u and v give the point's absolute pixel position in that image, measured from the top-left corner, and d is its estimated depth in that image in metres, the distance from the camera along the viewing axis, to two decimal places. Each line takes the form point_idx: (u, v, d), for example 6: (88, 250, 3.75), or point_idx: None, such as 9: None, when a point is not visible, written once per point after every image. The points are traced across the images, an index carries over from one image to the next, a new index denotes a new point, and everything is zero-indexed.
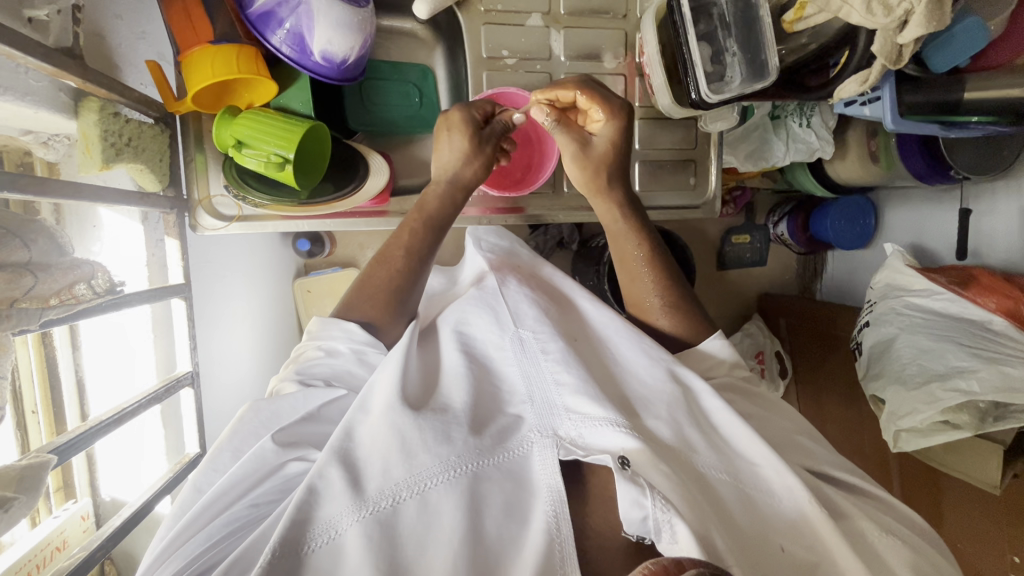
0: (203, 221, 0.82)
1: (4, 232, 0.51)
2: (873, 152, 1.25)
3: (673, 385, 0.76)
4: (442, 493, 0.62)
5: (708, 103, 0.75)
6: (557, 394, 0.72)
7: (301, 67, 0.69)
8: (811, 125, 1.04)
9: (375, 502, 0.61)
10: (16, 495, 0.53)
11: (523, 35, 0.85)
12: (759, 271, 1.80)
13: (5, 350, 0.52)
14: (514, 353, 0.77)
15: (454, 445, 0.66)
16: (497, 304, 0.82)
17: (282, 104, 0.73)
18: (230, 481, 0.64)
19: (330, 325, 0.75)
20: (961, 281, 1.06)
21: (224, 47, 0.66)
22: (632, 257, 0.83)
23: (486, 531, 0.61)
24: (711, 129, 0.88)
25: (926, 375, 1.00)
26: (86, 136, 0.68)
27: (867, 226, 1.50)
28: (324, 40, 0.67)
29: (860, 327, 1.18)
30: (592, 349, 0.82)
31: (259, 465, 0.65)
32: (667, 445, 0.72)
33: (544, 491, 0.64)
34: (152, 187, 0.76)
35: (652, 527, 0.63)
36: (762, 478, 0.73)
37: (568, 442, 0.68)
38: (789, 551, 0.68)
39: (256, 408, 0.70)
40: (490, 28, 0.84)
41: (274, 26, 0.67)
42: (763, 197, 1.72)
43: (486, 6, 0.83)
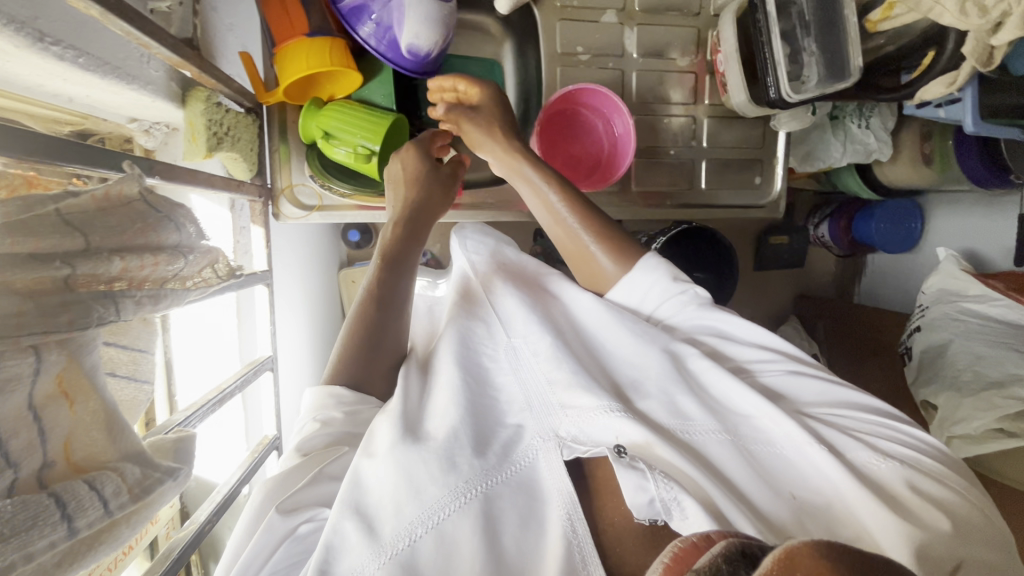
0: (285, 210, 0.84)
1: (157, 215, 0.49)
2: (927, 154, 1.25)
3: (660, 358, 0.76)
4: (457, 521, 0.63)
5: (787, 102, 0.75)
6: (552, 395, 0.74)
7: (384, 60, 0.71)
8: (870, 126, 1.03)
9: (392, 546, 0.61)
10: (176, 464, 0.50)
11: (597, 31, 0.85)
12: (797, 273, 1.78)
13: (151, 326, 0.52)
14: (509, 363, 0.80)
15: (461, 471, 0.66)
16: (490, 316, 0.85)
17: (363, 95, 0.78)
18: (250, 557, 0.62)
19: (316, 398, 0.74)
20: (1019, 285, 1.03)
21: (318, 41, 0.69)
22: (560, 218, 0.84)
23: (505, 546, 0.62)
24: (783, 126, 0.89)
25: (981, 382, 0.99)
26: (192, 124, 0.72)
27: (913, 229, 1.49)
28: (410, 34, 0.68)
29: (910, 332, 1.17)
30: (580, 342, 0.82)
31: (271, 533, 0.63)
32: (664, 426, 0.70)
33: (557, 497, 0.65)
34: (241, 175, 0.79)
35: (660, 508, 0.62)
36: (760, 432, 0.70)
37: (570, 441, 0.69)
38: (801, 498, 0.65)
39: (264, 489, 0.68)
40: (564, 24, 0.84)
41: (364, 18, 0.70)
42: (804, 198, 1.72)
43: (562, 2, 0.83)
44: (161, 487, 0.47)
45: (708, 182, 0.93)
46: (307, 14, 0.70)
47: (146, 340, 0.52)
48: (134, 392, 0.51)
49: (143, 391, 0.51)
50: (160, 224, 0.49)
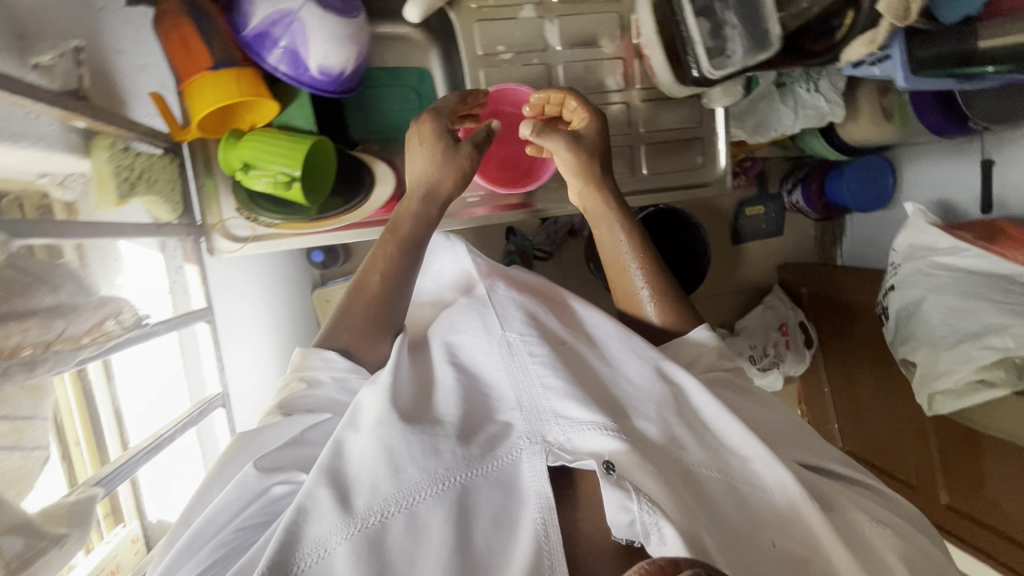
0: (219, 245, 0.82)
1: (27, 279, 0.59)
2: (886, 108, 1.22)
3: (663, 385, 0.76)
4: (429, 510, 0.61)
5: (710, 79, 0.78)
6: (545, 399, 0.70)
7: (297, 83, 0.74)
8: (819, 89, 1.02)
9: (364, 519, 0.60)
10: (69, 530, 0.62)
11: (518, 28, 0.86)
12: (777, 242, 1.77)
13: (42, 393, 0.61)
14: (503, 358, 0.75)
15: (442, 457, 0.64)
16: (486, 309, 0.81)
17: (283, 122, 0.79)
18: (221, 505, 0.64)
19: (312, 357, 0.74)
20: (987, 236, 1.02)
21: (224, 72, 0.70)
22: (617, 250, 0.85)
23: (474, 542, 0.61)
24: (718, 104, 0.89)
25: (956, 335, 0.98)
26: (100, 174, 0.78)
27: (885, 188, 1.47)
28: (319, 55, 0.71)
29: (884, 291, 1.15)
30: (583, 349, 0.80)
31: (243, 489, 0.64)
32: (656, 445, 0.70)
33: (533, 500, 0.63)
34: (164, 217, 0.85)
35: (640, 530, 0.62)
36: (751, 471, 0.72)
37: (557, 447, 0.66)
38: (780, 547, 0.68)
39: (240, 441, 0.70)
40: (483, 25, 0.85)
41: (270, 45, 0.71)
42: (774, 165, 1.69)
43: (478, 4, 0.85)
44: (50, 553, 0.58)
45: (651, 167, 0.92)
46: (207, 45, 0.70)
47: (38, 406, 0.61)
48: (34, 453, 0.61)
49: (37, 453, 0.61)
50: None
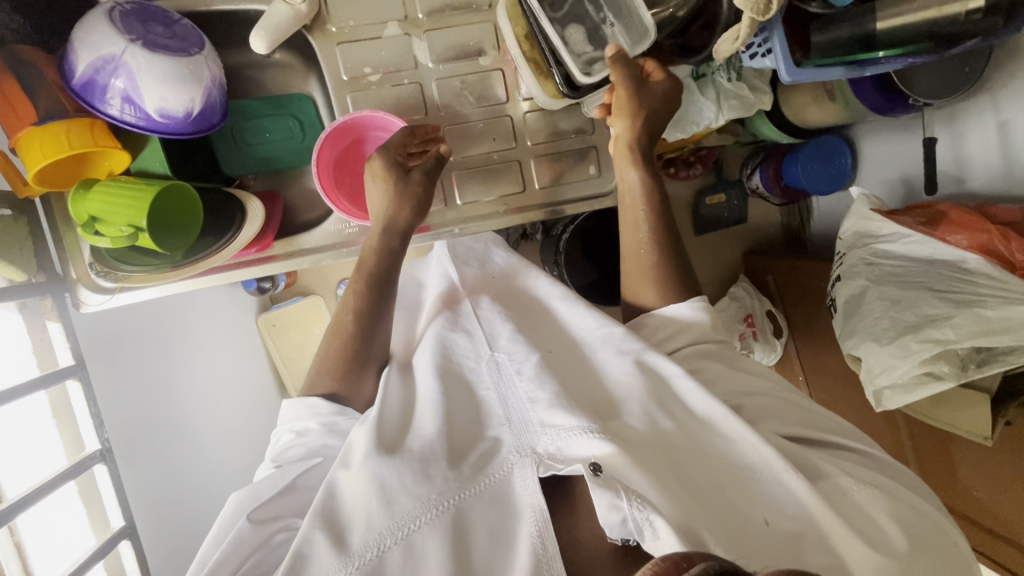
0: (85, 298, 0.82)
1: None
2: (827, 89, 1.16)
3: (643, 377, 0.73)
4: (427, 537, 0.60)
5: (576, 90, 0.77)
6: (531, 410, 0.69)
7: (145, 130, 0.68)
8: (742, 76, 0.97)
9: (361, 556, 0.59)
10: None
11: (383, 48, 0.79)
12: (741, 228, 1.71)
13: None
14: (492, 376, 0.75)
15: (434, 483, 0.63)
16: (473, 326, 0.81)
17: (141, 168, 0.71)
18: (221, 561, 0.63)
19: (296, 407, 0.75)
20: (928, 220, 0.97)
21: (51, 125, 0.63)
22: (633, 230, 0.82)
23: (472, 560, 0.60)
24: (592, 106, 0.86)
25: (898, 327, 0.93)
26: None
27: (843, 167, 1.40)
28: (156, 98, 0.65)
29: (833, 282, 1.10)
30: (568, 356, 0.80)
31: (242, 542, 0.64)
32: (645, 440, 0.67)
33: (527, 513, 0.62)
34: (20, 278, 0.76)
35: (633, 528, 0.59)
36: (738, 455, 0.67)
37: (547, 458, 0.65)
38: (774, 523, 0.63)
39: (238, 498, 0.70)
40: (344, 48, 0.79)
41: (103, 96, 0.65)
42: (734, 151, 1.63)
43: (337, 26, 0.78)
44: None
45: (542, 180, 0.88)
46: (33, 100, 0.64)
47: None
48: None
49: None
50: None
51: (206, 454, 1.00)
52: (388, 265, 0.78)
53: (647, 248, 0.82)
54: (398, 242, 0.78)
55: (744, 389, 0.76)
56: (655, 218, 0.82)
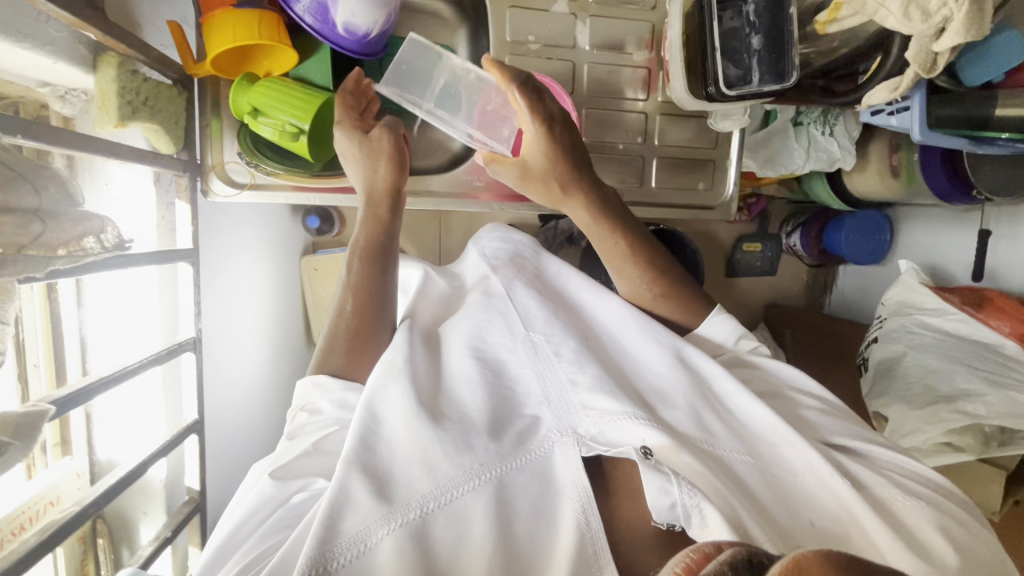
0: (214, 189, 0.74)
1: (14, 173, 0.48)
2: (895, 166, 1.23)
3: (685, 373, 0.74)
4: (470, 503, 0.59)
5: (724, 96, 0.70)
6: (572, 393, 0.70)
7: (321, 38, 0.63)
8: (834, 133, 1.02)
9: (404, 512, 0.57)
10: (13, 440, 0.49)
11: (548, 21, 0.80)
12: (768, 281, 1.78)
13: (11, 297, 0.49)
14: (529, 358, 0.74)
15: (476, 453, 0.63)
16: (508, 309, 0.79)
17: (300, 74, 0.67)
18: (243, 519, 0.62)
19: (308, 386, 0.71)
20: (975, 302, 1.03)
21: (246, 11, 0.58)
22: (628, 270, 0.80)
23: (516, 533, 0.60)
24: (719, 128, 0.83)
25: (932, 395, 0.99)
26: (103, 90, 0.63)
27: (882, 242, 1.48)
28: (347, 12, 0.61)
29: (868, 343, 1.16)
30: (603, 348, 0.79)
31: (263, 502, 0.62)
32: (689, 437, 0.68)
33: (570, 490, 0.62)
34: (165, 149, 0.70)
35: (680, 513, 0.61)
36: (783, 460, 0.69)
37: (588, 439, 0.66)
38: (819, 526, 0.65)
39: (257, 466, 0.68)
40: (515, 13, 0.79)
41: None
42: (779, 207, 1.70)
43: None
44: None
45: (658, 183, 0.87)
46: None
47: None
48: None
49: None
50: (13, 183, 0.47)
51: (224, 376, 1.01)
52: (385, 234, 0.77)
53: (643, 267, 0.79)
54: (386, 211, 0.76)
55: (795, 403, 0.76)
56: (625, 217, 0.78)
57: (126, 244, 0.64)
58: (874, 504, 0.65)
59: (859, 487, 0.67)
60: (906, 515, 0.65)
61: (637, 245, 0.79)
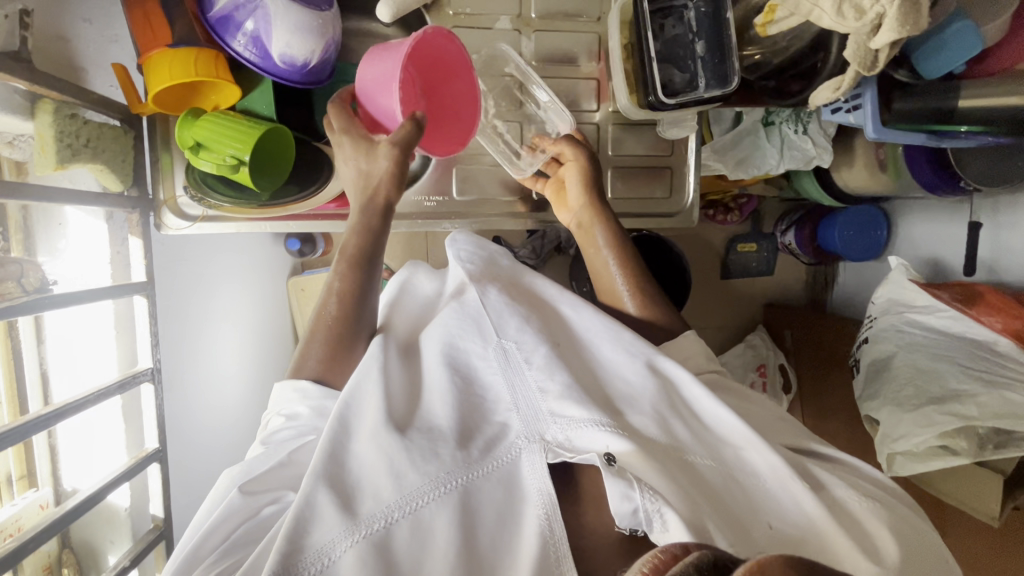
0: (167, 222, 0.73)
1: None
2: (881, 159, 1.20)
3: (654, 379, 0.70)
4: (435, 513, 0.56)
5: (664, 104, 0.69)
6: (541, 400, 0.65)
7: (263, 73, 0.65)
8: (808, 131, 0.99)
9: (368, 524, 0.54)
10: None
11: (492, 38, 0.81)
12: (766, 280, 1.74)
13: None
14: (500, 366, 0.69)
15: (441, 460, 0.58)
16: (481, 316, 0.72)
17: (247, 107, 0.68)
18: (211, 528, 0.59)
19: (284, 390, 0.67)
20: (965, 297, 1.00)
21: (184, 50, 0.60)
22: (602, 265, 0.78)
23: (478, 541, 0.56)
24: (670, 136, 0.85)
25: (922, 397, 0.95)
26: (41, 135, 0.63)
27: (878, 237, 1.44)
28: (282, 44, 0.62)
29: (859, 344, 1.12)
30: (575, 354, 0.74)
31: (233, 512, 0.59)
32: (657, 444, 0.64)
33: (536, 497, 0.58)
34: (115, 188, 0.70)
35: (642, 518, 0.57)
36: (746, 462, 0.66)
37: (556, 446, 0.61)
38: (777, 529, 0.62)
39: (231, 475, 0.64)
40: (458, 32, 0.80)
41: (233, 31, 0.62)
42: (771, 205, 1.67)
43: (455, 9, 0.79)
44: None
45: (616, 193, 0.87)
46: (169, 23, 0.61)
47: None
48: None
49: None
50: None
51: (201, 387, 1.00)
52: (373, 243, 0.71)
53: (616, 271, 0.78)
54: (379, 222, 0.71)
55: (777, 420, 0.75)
56: (612, 241, 0.78)
57: (52, 282, 0.68)
58: (829, 505, 0.65)
59: (818, 490, 0.66)
60: (860, 514, 0.65)
61: (631, 278, 0.77)
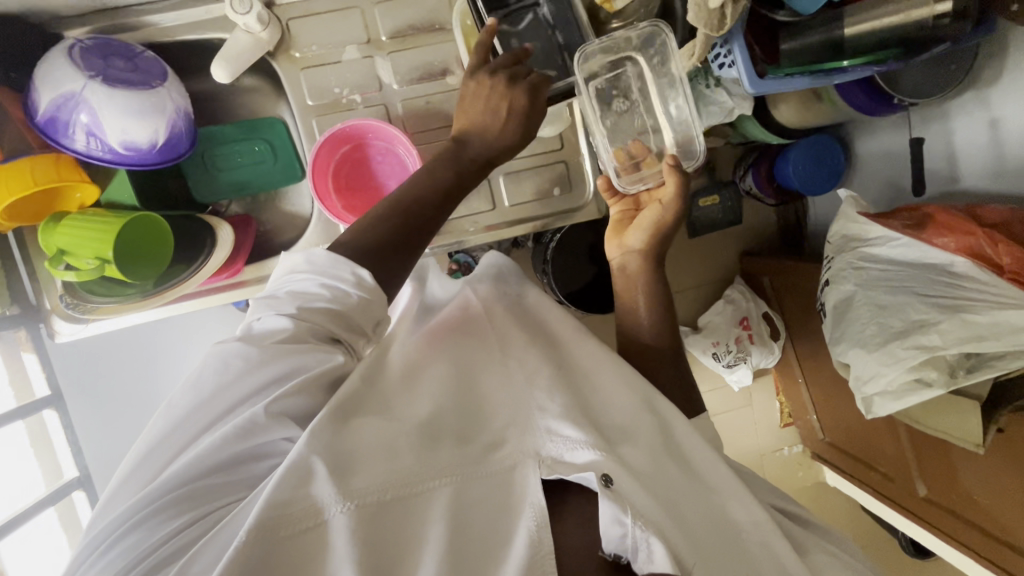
0: (58, 328, 0.72)
1: None
2: (814, 90, 1.14)
3: (652, 418, 0.65)
4: (432, 501, 0.53)
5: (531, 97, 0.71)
6: (539, 417, 0.62)
7: (114, 164, 0.66)
8: (721, 83, 0.94)
9: (362, 495, 0.50)
10: None
11: (347, 69, 0.76)
12: (735, 230, 1.68)
13: None
14: (503, 377, 0.68)
15: (440, 455, 0.57)
16: (486, 334, 0.74)
17: (111, 200, 0.69)
18: (183, 467, 0.50)
19: (305, 277, 0.59)
20: (915, 223, 0.95)
21: (15, 163, 0.62)
22: (633, 304, 0.78)
23: (471, 539, 0.52)
24: (544, 134, 0.85)
25: (886, 333, 0.91)
26: None
27: (835, 166, 1.36)
28: (121, 130, 0.64)
29: (822, 287, 1.08)
30: (581, 376, 0.70)
31: (218, 447, 0.50)
32: (648, 474, 0.59)
33: (527, 508, 0.54)
34: None
35: (629, 546, 0.53)
36: (723, 508, 0.62)
37: (551, 462, 0.58)
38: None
39: (204, 384, 0.53)
40: (309, 73, 0.76)
41: (65, 130, 0.63)
42: (725, 152, 1.61)
43: (301, 52, 0.76)
44: None
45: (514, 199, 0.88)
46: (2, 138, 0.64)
47: None
48: None
49: None
50: None
51: None
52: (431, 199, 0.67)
53: (641, 313, 0.77)
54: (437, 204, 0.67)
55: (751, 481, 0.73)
56: (651, 290, 0.77)
57: None
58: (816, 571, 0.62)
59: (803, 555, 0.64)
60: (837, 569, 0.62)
61: (653, 320, 0.77)
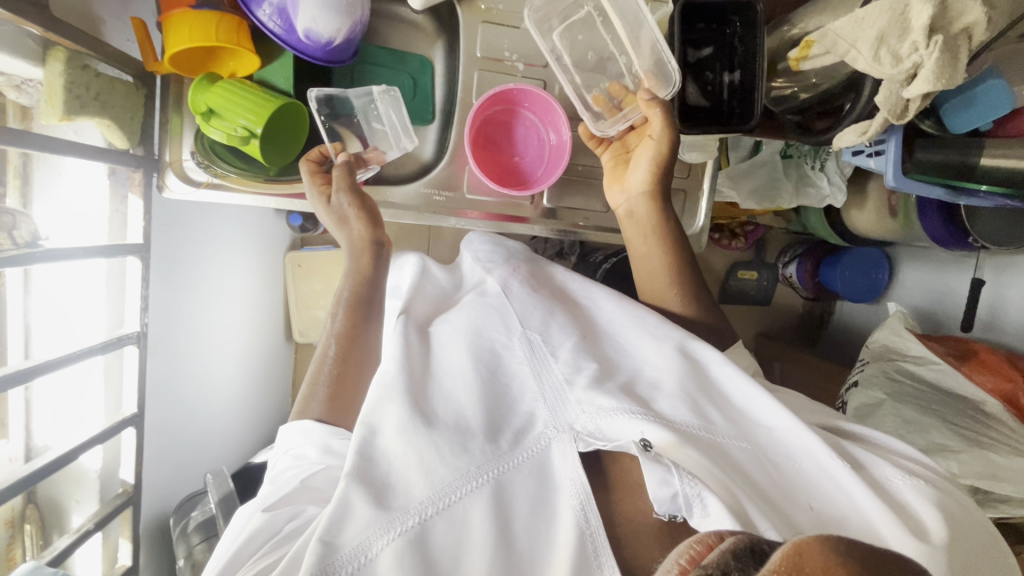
0: (170, 184, 0.75)
1: None
2: (893, 206, 1.19)
3: (683, 361, 0.67)
4: (470, 505, 0.53)
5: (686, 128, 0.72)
6: (568, 389, 0.62)
7: (285, 45, 0.67)
8: (825, 168, 0.97)
9: (403, 517, 0.51)
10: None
11: (519, 36, 0.82)
12: (763, 310, 1.72)
13: None
14: (527, 358, 0.66)
15: (472, 454, 0.55)
16: (504, 307, 0.72)
17: (263, 77, 0.71)
18: (234, 558, 0.56)
19: (290, 434, 0.67)
20: (959, 355, 1.01)
21: (203, 12, 0.63)
22: (656, 269, 0.78)
23: (515, 538, 0.53)
24: (688, 158, 0.86)
25: (905, 448, 0.95)
26: (51, 84, 0.63)
27: (878, 280, 1.43)
28: (308, 18, 0.64)
29: (848, 386, 1.11)
30: (600, 343, 0.72)
31: (256, 533, 0.58)
32: (689, 427, 0.59)
33: (569, 488, 0.55)
34: (121, 146, 0.72)
35: (681, 504, 0.52)
36: (782, 446, 0.61)
37: (586, 434, 0.57)
38: (818, 510, 0.58)
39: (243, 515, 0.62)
40: (487, 27, 0.81)
41: (259, 0, 0.65)
42: (778, 235, 1.66)
43: (486, 5, 0.81)
44: None
45: None
46: None
47: None
48: None
49: None
50: None
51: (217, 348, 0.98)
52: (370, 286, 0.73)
53: (669, 273, 0.77)
54: (368, 260, 0.74)
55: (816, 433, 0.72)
56: (668, 236, 0.77)
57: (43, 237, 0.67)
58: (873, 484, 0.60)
59: (860, 470, 0.61)
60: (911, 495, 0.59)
61: (679, 284, 0.77)
